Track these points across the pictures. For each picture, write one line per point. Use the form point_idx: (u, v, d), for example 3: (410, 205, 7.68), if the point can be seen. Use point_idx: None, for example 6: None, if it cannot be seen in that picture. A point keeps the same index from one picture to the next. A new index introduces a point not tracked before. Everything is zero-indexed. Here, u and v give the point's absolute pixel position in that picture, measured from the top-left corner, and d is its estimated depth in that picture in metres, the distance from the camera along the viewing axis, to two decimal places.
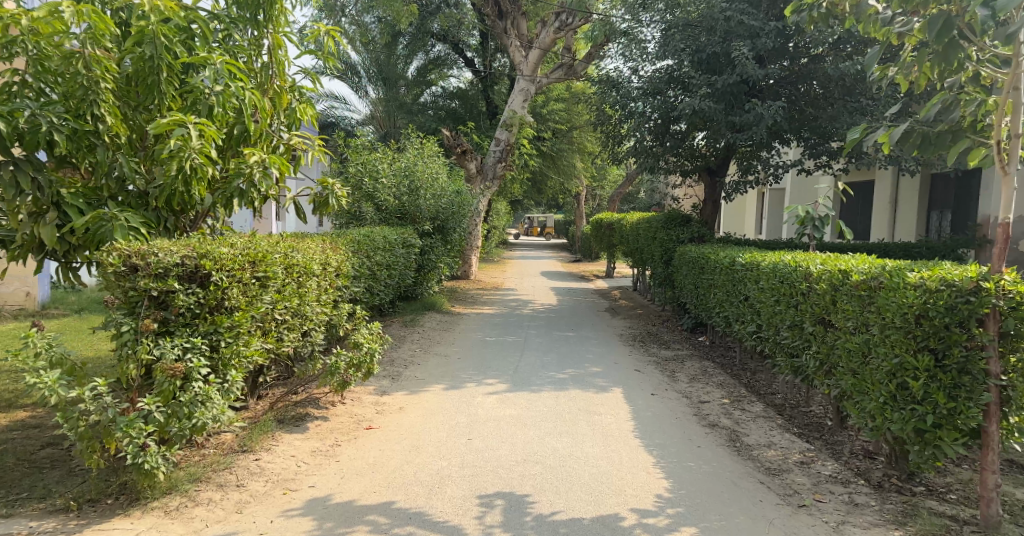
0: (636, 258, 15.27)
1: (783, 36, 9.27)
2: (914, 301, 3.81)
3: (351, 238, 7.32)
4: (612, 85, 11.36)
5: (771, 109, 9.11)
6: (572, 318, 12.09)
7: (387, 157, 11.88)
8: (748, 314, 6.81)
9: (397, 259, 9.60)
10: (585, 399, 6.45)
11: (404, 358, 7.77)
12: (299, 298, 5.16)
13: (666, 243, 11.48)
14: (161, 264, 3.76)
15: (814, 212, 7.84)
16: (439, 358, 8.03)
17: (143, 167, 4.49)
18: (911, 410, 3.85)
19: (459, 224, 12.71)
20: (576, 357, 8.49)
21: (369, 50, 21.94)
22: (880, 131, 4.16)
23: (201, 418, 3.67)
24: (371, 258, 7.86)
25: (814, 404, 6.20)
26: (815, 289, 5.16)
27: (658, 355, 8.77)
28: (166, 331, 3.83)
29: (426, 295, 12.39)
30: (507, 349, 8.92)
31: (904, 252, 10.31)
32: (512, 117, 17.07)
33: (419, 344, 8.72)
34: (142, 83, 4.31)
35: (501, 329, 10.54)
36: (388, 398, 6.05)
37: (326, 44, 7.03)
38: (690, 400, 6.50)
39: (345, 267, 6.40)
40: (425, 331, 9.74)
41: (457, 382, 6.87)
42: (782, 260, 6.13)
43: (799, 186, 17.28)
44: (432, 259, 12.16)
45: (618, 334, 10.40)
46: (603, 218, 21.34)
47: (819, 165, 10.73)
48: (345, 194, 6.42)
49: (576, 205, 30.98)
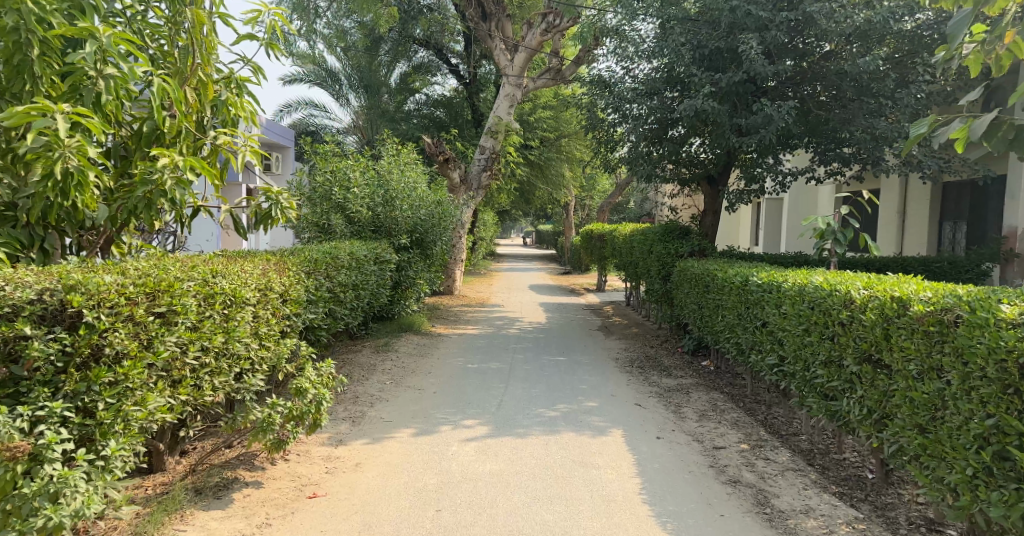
0: (629, 273, 14.38)
1: (793, 30, 8.40)
2: (1015, 344, 2.89)
3: (305, 256, 6.31)
4: (606, 86, 10.47)
5: (782, 110, 8.22)
6: (563, 340, 11.14)
7: (360, 164, 10.91)
8: (767, 343, 5.89)
9: (369, 277, 8.63)
10: (580, 446, 5.49)
11: (370, 394, 6.76)
12: (225, 336, 4.19)
13: (663, 257, 10.57)
14: (7, 300, 2.78)
15: (836, 226, 6.85)
16: (411, 392, 7.03)
17: (13, 171, 3.58)
18: (1015, 489, 2.92)
19: (440, 237, 11.75)
20: (568, 388, 7.53)
21: (349, 55, 21.04)
22: (957, 124, 3.28)
23: (54, 517, 2.71)
24: (333, 278, 6.88)
25: (849, 452, 5.29)
26: (859, 320, 4.23)
27: (659, 384, 7.83)
28: (15, 392, 2.85)
29: (403, 315, 11.42)
30: (490, 378, 7.94)
31: (923, 267, 9.46)
32: (497, 124, 16.20)
33: (390, 375, 7.74)
34: (7, 64, 3.43)
35: (485, 354, 9.57)
36: (342, 450, 5.08)
37: (276, 30, 6.06)
38: (702, 446, 5.55)
39: (294, 294, 5.42)
40: (399, 357, 8.75)
41: (429, 425, 5.89)
42: (810, 281, 5.22)
43: (801, 194, 16.39)
44: (409, 274, 11.21)
45: (614, 359, 9.45)
46: (593, 229, 20.44)
47: (830, 172, 9.87)
48: (293, 206, 5.45)
49: (565, 215, 30.15)
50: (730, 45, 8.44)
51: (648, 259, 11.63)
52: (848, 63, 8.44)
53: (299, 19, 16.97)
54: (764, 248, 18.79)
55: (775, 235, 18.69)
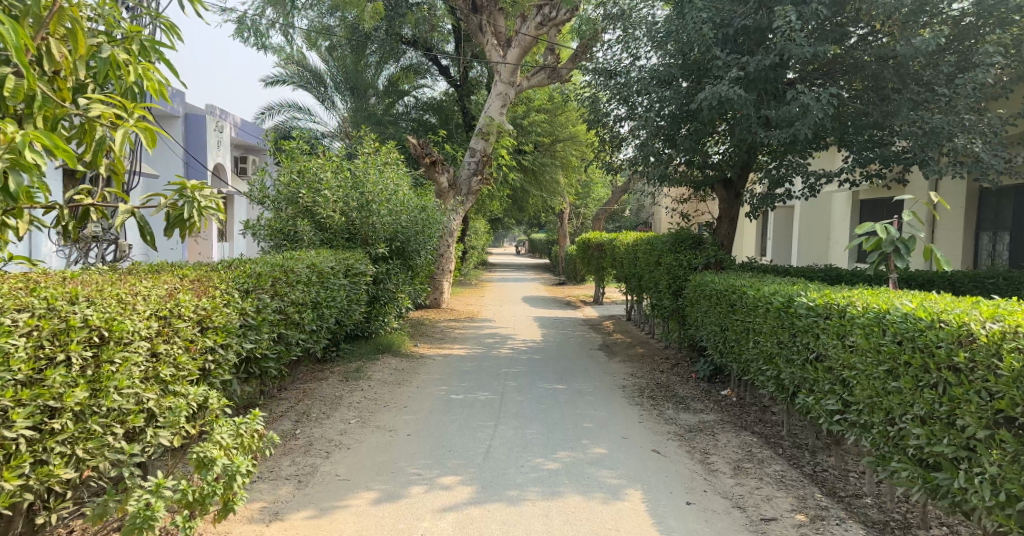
0: (632, 285, 13.20)
1: (832, 7, 7.30)
2: None
3: (245, 270, 5.02)
4: (610, 75, 9.35)
5: (821, 99, 7.08)
6: (561, 361, 9.90)
7: (333, 164, 9.69)
8: (825, 383, 4.83)
9: (337, 293, 7.41)
10: (589, 517, 4.27)
11: (327, 440, 5.47)
12: (91, 387, 2.94)
13: (674, 270, 9.35)
14: None
15: (897, 235, 5.63)
16: (381, 435, 5.77)
17: None
18: None
19: (424, 246, 10.51)
20: (571, 429, 6.30)
21: (334, 56, 19.89)
22: None
23: None
24: (288, 297, 5.60)
25: (936, 527, 4.11)
26: (989, 365, 3.11)
27: (679, 424, 6.62)
28: None
29: (381, 334, 10.15)
30: (476, 415, 6.68)
31: (974, 283, 8.12)
32: (489, 125, 15.06)
33: (358, 410, 6.47)
34: None
35: (472, 380, 8.30)
36: (275, 532, 3.83)
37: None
38: (748, 517, 4.33)
39: (224, 320, 4.21)
40: (371, 386, 7.51)
41: (395, 486, 4.61)
42: (894, 308, 4.10)
43: (817, 201, 15.26)
44: (388, 289, 9.97)
45: (620, 387, 8.23)
46: (590, 238, 19.30)
47: (866, 174, 8.72)
48: (218, 205, 4.18)
49: (559, 223, 28.99)
50: (760, 24, 7.33)
51: (655, 271, 10.40)
52: (898, 46, 7.32)
53: (273, 10, 15.77)
54: (774, 258, 17.65)
55: (785, 246, 17.61)
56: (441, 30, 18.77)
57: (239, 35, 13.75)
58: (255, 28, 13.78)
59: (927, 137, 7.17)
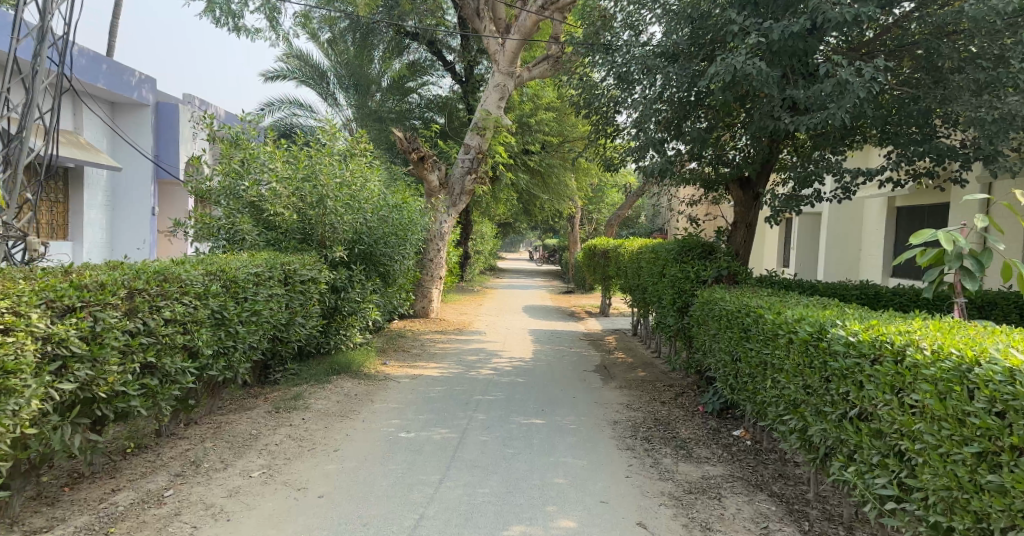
0: (637, 298, 11.78)
1: None
2: None
3: (82, 281, 3.71)
4: (609, 52, 7.99)
5: (862, 74, 5.69)
6: (547, 387, 8.54)
7: (289, 155, 8.44)
8: (872, 453, 3.45)
9: (266, 305, 6.10)
10: None
11: (204, 506, 4.15)
12: None
13: (678, 283, 7.91)
14: None
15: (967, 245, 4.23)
16: (286, 496, 4.44)
17: None
18: None
19: (394, 252, 9.19)
20: (538, 488, 4.92)
21: (336, 49, 18.93)
22: None
23: None
24: (161, 316, 4.29)
25: None
26: None
27: (676, 481, 5.22)
28: None
29: (341, 350, 8.85)
30: (421, 463, 5.32)
31: None
32: (486, 119, 13.54)
33: (270, 457, 5.14)
34: None
35: (433, 412, 6.94)
36: None
37: None
38: None
39: None
40: (304, 419, 6.19)
41: None
42: (991, 356, 2.80)
43: (850, 208, 13.76)
44: (350, 299, 8.60)
45: (611, 425, 6.83)
46: (596, 244, 17.88)
47: (912, 173, 7.28)
48: None
49: (570, 228, 27.53)
50: None
51: (659, 283, 8.96)
52: (962, 12, 5.89)
53: None
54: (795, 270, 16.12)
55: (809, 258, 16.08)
56: (443, 21, 17.43)
57: (210, 13, 12.61)
58: (227, 8, 12.57)
59: (996, 125, 5.76)
